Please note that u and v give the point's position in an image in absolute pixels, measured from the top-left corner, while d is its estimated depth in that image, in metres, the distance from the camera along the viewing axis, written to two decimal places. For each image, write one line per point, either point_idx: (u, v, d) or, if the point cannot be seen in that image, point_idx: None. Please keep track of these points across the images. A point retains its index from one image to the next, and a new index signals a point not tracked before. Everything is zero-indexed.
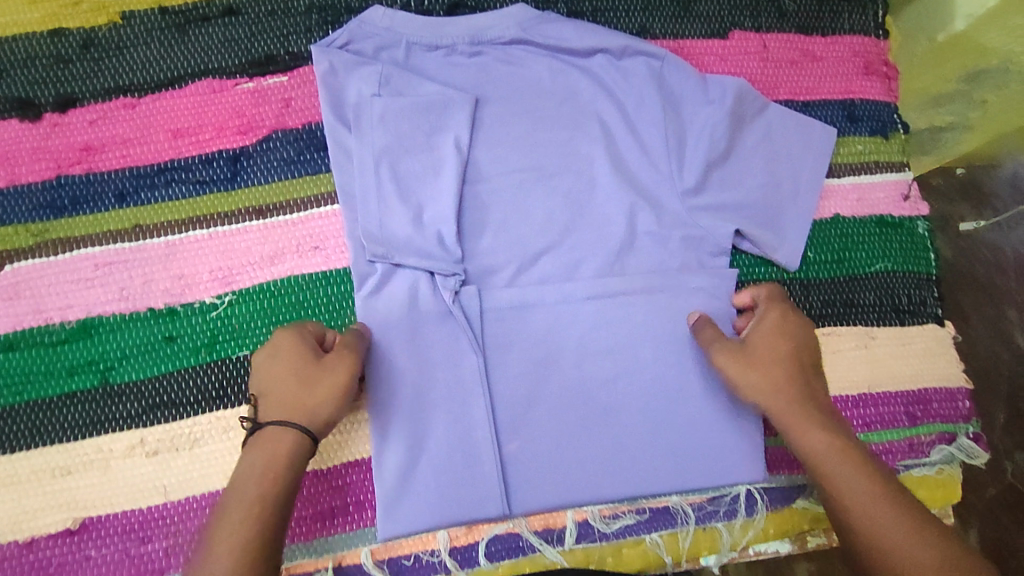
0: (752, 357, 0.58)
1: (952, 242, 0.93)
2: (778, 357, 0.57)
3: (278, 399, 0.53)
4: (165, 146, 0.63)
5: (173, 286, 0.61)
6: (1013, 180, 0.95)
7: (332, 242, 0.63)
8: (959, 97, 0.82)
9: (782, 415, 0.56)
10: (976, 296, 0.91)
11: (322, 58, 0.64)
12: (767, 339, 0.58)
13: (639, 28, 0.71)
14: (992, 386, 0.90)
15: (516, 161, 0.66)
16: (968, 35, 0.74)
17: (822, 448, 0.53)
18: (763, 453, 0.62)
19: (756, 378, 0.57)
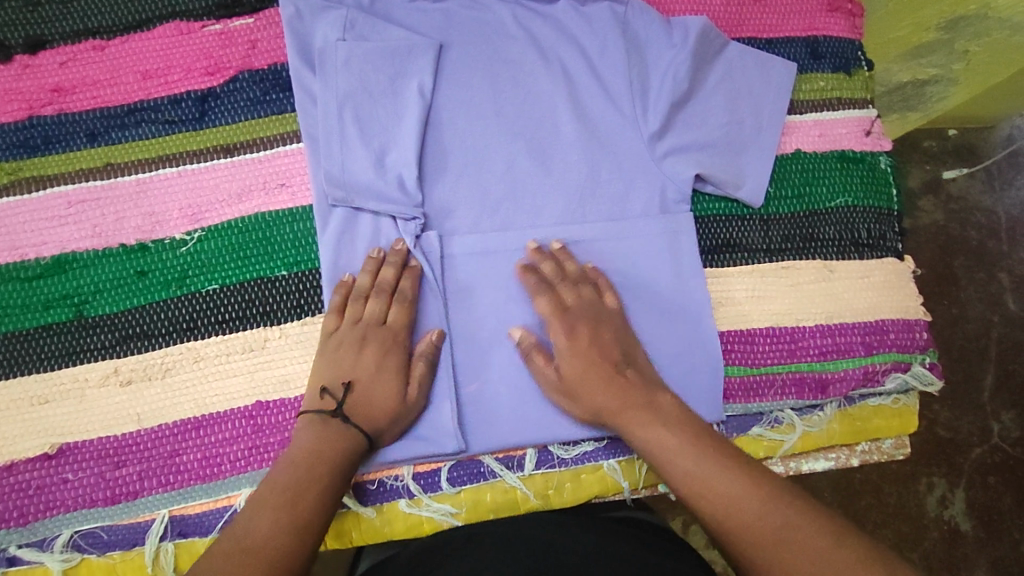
0: (579, 382, 0.59)
1: (944, 205, 1.09)
2: (580, 362, 0.59)
3: (366, 402, 0.58)
4: (135, 88, 0.65)
5: (143, 223, 0.63)
6: (1007, 140, 1.10)
7: (298, 179, 0.65)
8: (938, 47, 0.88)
9: (619, 419, 0.58)
10: (969, 261, 1.07)
11: (288, 2, 0.65)
12: (582, 346, 0.60)
13: None
14: (983, 349, 1.05)
15: (481, 103, 0.67)
16: None
17: (671, 445, 0.55)
18: (720, 389, 0.64)
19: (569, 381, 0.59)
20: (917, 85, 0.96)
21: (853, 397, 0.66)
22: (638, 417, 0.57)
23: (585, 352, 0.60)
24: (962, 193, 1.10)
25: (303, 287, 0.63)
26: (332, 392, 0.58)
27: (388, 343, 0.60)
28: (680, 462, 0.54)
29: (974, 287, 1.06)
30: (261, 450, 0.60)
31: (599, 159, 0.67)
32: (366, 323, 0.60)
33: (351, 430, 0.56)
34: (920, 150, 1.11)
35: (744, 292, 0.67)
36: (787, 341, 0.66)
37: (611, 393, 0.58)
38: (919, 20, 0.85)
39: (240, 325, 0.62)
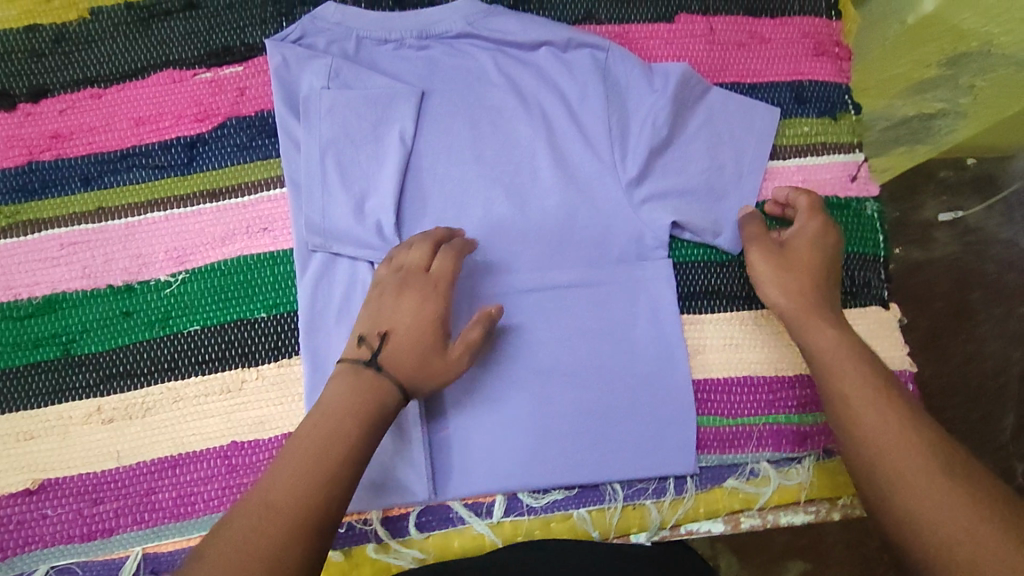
0: (779, 273, 0.62)
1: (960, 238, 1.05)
2: (801, 269, 0.62)
3: (401, 348, 0.56)
4: (128, 134, 0.67)
5: (131, 265, 0.65)
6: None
7: (280, 224, 0.67)
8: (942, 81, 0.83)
9: (797, 314, 0.60)
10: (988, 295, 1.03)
11: (275, 52, 0.67)
12: (794, 253, 0.63)
13: (584, 14, 0.72)
14: (1004, 387, 1.00)
15: (462, 149, 0.68)
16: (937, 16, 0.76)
17: (828, 346, 0.57)
18: (694, 445, 0.64)
19: (791, 276, 0.61)
20: (924, 118, 0.89)
21: (834, 449, 0.65)
22: (818, 320, 0.59)
23: (798, 257, 0.62)
24: (980, 225, 1.05)
25: (280, 329, 0.65)
26: (368, 339, 0.57)
27: (427, 289, 0.58)
28: (838, 366, 0.55)
29: (992, 323, 1.02)
30: (207, 493, 0.61)
31: (578, 205, 0.67)
32: (406, 273, 0.59)
33: (384, 381, 0.54)
34: (934, 181, 1.06)
35: (718, 340, 0.67)
36: (763, 392, 0.66)
37: (809, 292, 0.61)
38: (920, 57, 0.82)
39: (220, 365, 0.64)
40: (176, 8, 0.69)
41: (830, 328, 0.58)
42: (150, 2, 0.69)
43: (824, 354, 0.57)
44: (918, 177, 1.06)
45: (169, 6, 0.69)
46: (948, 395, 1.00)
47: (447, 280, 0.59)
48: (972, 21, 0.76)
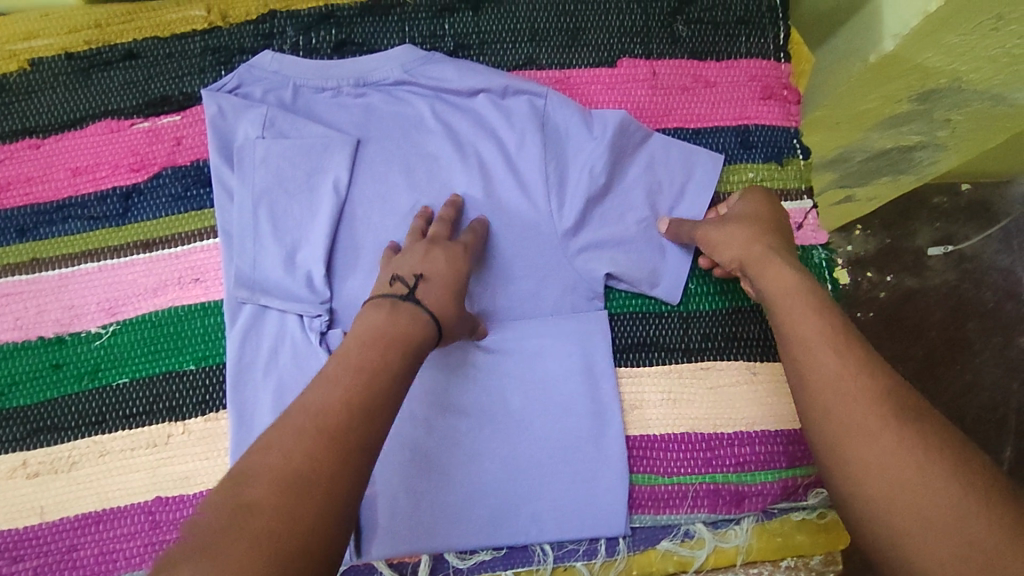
0: (729, 229, 0.62)
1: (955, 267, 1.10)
2: (753, 225, 0.62)
3: (435, 290, 0.58)
4: (65, 184, 0.68)
5: (63, 316, 0.65)
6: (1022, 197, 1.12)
7: (212, 274, 0.66)
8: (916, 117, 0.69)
9: (754, 263, 0.60)
10: (982, 324, 1.08)
11: (210, 102, 0.67)
12: (747, 213, 0.64)
13: (525, 58, 0.72)
14: (1002, 419, 1.04)
15: (398, 197, 0.68)
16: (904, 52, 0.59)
17: (784, 289, 0.57)
18: (625, 508, 0.63)
19: (736, 229, 0.62)
20: (903, 149, 0.79)
21: (773, 511, 0.64)
22: (771, 265, 0.59)
23: (749, 213, 0.64)
24: (977, 253, 1.10)
25: (210, 382, 0.64)
26: (403, 280, 0.58)
27: (458, 250, 0.62)
28: (789, 310, 0.56)
29: (990, 352, 1.06)
30: (127, 552, 0.60)
31: (512, 255, 0.66)
32: (433, 239, 0.63)
33: (422, 316, 0.56)
34: (930, 206, 1.12)
35: (656, 396, 0.66)
36: (701, 450, 0.65)
37: (764, 241, 0.61)
38: (889, 94, 0.65)
39: (147, 419, 0.63)
40: (115, 58, 0.69)
41: (791, 275, 0.58)
42: (90, 52, 0.69)
43: (802, 327, 0.54)
44: (914, 203, 1.11)
45: (109, 56, 0.69)
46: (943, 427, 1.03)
47: (473, 247, 0.64)
48: (937, 60, 0.59)
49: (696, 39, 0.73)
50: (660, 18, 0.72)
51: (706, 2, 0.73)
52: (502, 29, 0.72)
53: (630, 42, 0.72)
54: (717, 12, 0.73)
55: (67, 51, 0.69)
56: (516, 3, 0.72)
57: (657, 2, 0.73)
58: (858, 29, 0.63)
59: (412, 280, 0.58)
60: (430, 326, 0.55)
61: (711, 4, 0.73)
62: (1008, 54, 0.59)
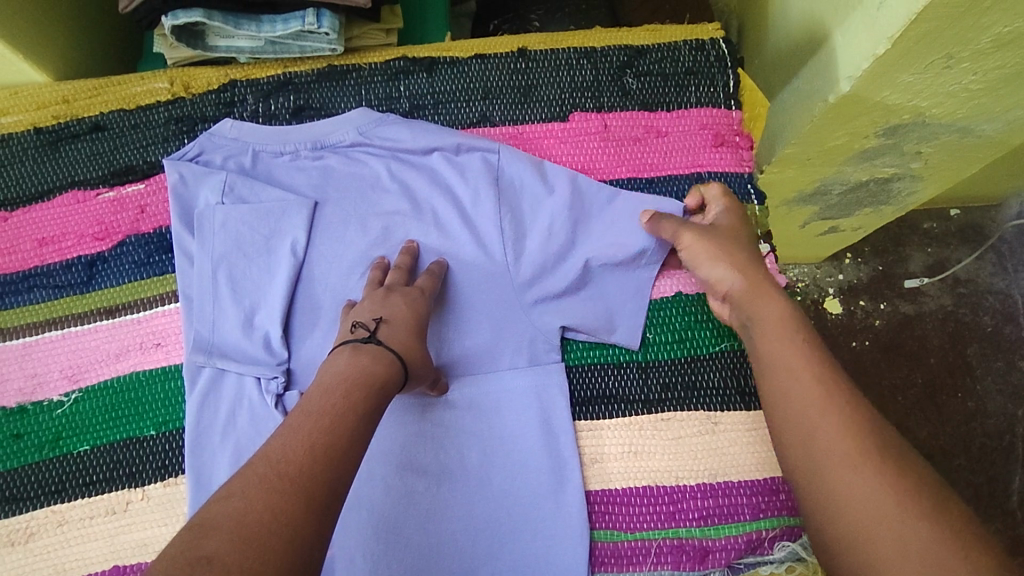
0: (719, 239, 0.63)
1: (952, 291, 1.15)
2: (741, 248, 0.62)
3: (396, 334, 0.58)
4: (32, 255, 0.70)
5: (26, 385, 0.66)
6: (1010, 220, 1.19)
7: (172, 339, 0.67)
8: (889, 151, 0.71)
9: (744, 293, 0.60)
10: (982, 348, 1.13)
11: (171, 170, 0.69)
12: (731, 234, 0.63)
13: (479, 116, 0.74)
14: (1011, 446, 1.07)
15: (354, 254, 0.69)
16: (862, 94, 0.59)
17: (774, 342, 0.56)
18: (587, 567, 0.61)
19: (728, 251, 0.62)
20: (879, 182, 0.81)
21: (739, 566, 0.63)
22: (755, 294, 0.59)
23: (734, 229, 0.64)
24: (973, 276, 1.16)
25: (168, 448, 0.64)
26: (362, 325, 0.58)
27: (414, 295, 0.63)
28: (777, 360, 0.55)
29: (991, 377, 1.11)
30: None
31: (468, 310, 0.66)
32: (390, 286, 0.63)
33: (382, 356, 0.55)
34: (920, 232, 1.19)
35: (617, 448, 0.65)
36: (664, 504, 0.63)
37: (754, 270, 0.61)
38: (853, 130, 0.65)
39: (107, 487, 0.63)
40: (82, 131, 0.72)
41: (768, 299, 0.58)
42: (58, 126, 0.72)
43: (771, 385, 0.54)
44: (906, 229, 1.18)
45: (76, 129, 0.72)
46: (950, 454, 1.07)
47: (432, 292, 0.64)
48: (896, 97, 0.59)
49: (646, 90, 0.74)
50: (610, 72, 0.75)
51: (655, 56, 0.75)
52: (455, 89, 0.74)
53: (581, 97, 0.74)
54: (666, 64, 0.75)
55: (36, 126, 0.72)
56: (468, 64, 0.74)
57: (606, 58, 0.75)
58: (816, 71, 0.64)
59: (373, 325, 0.59)
60: (398, 370, 0.56)
61: (659, 57, 0.75)
62: (966, 89, 0.59)
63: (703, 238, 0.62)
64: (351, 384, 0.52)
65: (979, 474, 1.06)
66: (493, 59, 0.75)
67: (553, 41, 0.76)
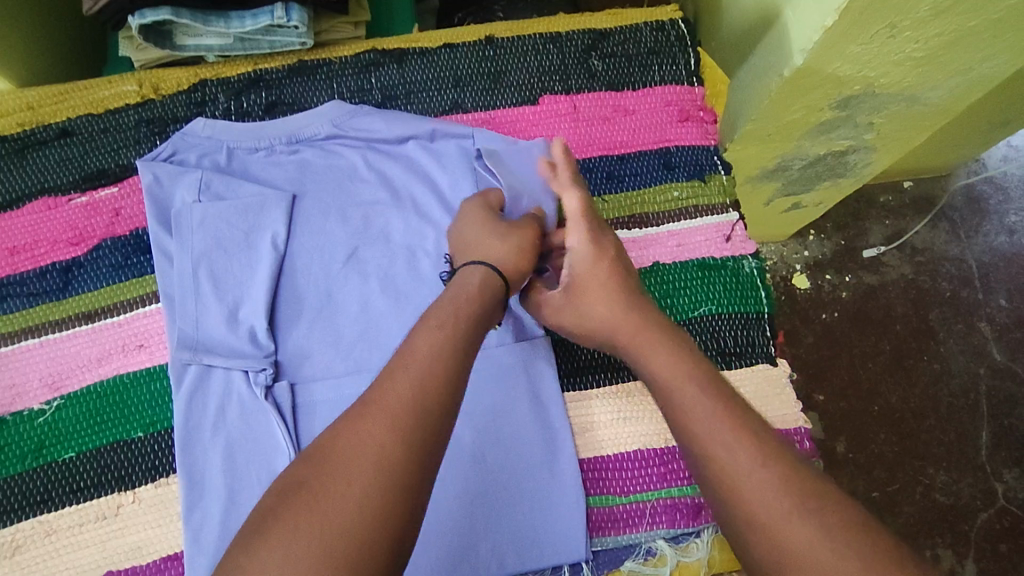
0: (579, 298, 0.61)
1: (911, 259, 1.21)
2: (605, 295, 0.60)
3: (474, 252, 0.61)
4: (4, 264, 0.68)
5: (4, 395, 0.64)
6: (956, 189, 1.25)
7: (156, 339, 0.67)
8: (843, 124, 0.75)
9: (629, 347, 0.57)
10: (942, 313, 1.18)
11: (146, 171, 0.69)
12: (590, 282, 0.61)
13: (452, 103, 0.75)
14: (976, 404, 1.13)
15: (335, 244, 0.69)
16: (815, 67, 0.63)
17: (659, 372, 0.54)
18: (586, 533, 0.62)
19: (591, 314, 0.60)
20: (836, 156, 0.84)
21: None
22: (608, 293, 0.60)
23: (590, 278, 0.61)
24: (929, 245, 1.22)
25: (158, 448, 0.63)
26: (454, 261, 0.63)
27: None
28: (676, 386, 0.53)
29: (953, 340, 1.16)
30: None
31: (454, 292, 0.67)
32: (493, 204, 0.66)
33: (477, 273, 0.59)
34: (877, 205, 1.24)
35: (607, 416, 0.67)
36: (656, 465, 0.65)
37: (623, 317, 0.58)
38: (810, 102, 0.69)
39: (95, 493, 0.62)
40: (50, 137, 0.72)
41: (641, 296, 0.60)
42: (24, 133, 0.71)
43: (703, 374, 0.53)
44: (864, 203, 1.24)
45: (43, 136, 0.72)
46: (921, 415, 1.12)
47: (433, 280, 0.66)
48: (846, 68, 0.63)
49: (612, 72, 0.77)
50: (576, 56, 0.77)
51: (618, 38, 0.78)
52: (427, 79, 0.76)
53: (550, 80, 0.76)
54: (629, 45, 0.77)
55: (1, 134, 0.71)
56: (436, 53, 0.76)
57: (571, 42, 0.77)
58: (769, 47, 0.67)
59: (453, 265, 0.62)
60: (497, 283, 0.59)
61: (622, 39, 0.78)
62: (910, 58, 0.62)
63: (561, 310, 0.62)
64: (460, 300, 0.55)
65: (949, 432, 1.11)
66: (461, 48, 0.76)
67: (519, 28, 0.78)
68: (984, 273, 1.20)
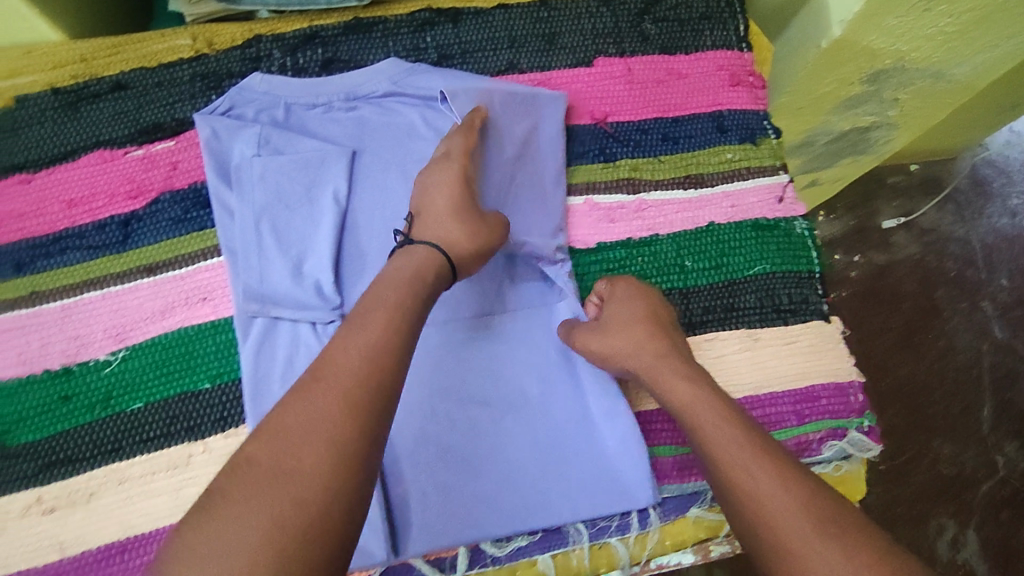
0: (610, 329, 0.62)
1: (918, 239, 1.24)
2: (639, 331, 0.62)
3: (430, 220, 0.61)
4: (61, 217, 0.68)
5: (69, 347, 0.64)
6: (963, 170, 1.28)
7: (219, 292, 0.66)
8: (868, 99, 0.77)
9: (648, 374, 0.60)
10: (949, 291, 1.21)
11: (203, 125, 0.68)
12: (624, 319, 0.63)
13: (507, 64, 0.76)
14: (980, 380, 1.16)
15: (396, 201, 0.70)
16: (850, 39, 0.64)
17: (687, 399, 0.56)
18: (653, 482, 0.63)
19: (620, 342, 0.61)
20: (861, 131, 0.85)
21: None
22: (622, 322, 0.62)
23: (630, 314, 0.63)
24: (935, 226, 1.25)
25: (226, 399, 0.64)
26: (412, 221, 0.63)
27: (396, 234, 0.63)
28: (703, 413, 0.54)
29: (958, 317, 1.20)
30: None
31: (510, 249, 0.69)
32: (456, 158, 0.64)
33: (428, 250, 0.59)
34: (887, 186, 1.26)
35: None
36: None
37: (654, 348, 0.61)
38: (841, 76, 0.70)
39: (165, 443, 0.62)
40: (104, 90, 0.71)
41: (636, 300, 0.64)
42: (77, 86, 0.71)
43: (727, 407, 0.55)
44: (875, 184, 1.26)
45: (97, 88, 0.71)
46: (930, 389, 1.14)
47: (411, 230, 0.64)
48: (881, 40, 0.64)
49: (664, 36, 0.78)
50: (629, 19, 0.78)
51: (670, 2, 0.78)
52: (482, 39, 0.76)
53: (604, 43, 0.77)
54: (681, 10, 0.78)
55: (54, 87, 0.70)
56: (492, 14, 0.76)
57: (624, 5, 0.78)
58: (808, 18, 0.68)
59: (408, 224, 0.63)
60: (449, 267, 0.59)
61: (675, 3, 0.78)
62: (942, 31, 0.63)
63: (588, 332, 0.63)
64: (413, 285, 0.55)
65: (955, 406, 1.14)
66: (516, 9, 0.77)
67: None
68: (987, 254, 1.24)
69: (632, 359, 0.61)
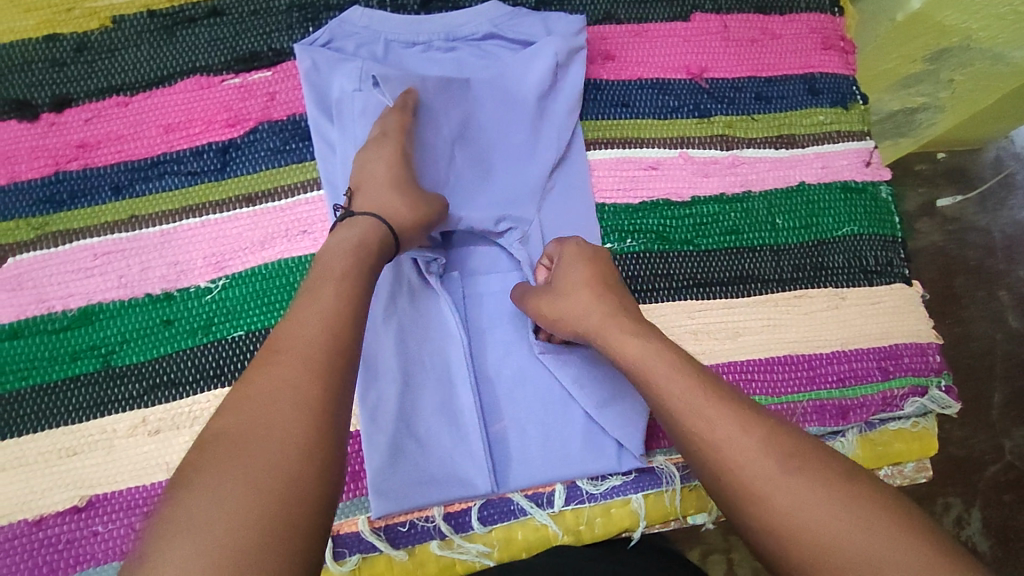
0: (558, 293, 0.60)
1: None
2: (586, 292, 0.59)
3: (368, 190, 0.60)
4: (157, 141, 0.67)
5: (169, 272, 0.64)
6: None
7: (318, 225, 0.66)
8: (926, 78, 0.77)
9: (597, 336, 0.57)
10: None
11: (304, 56, 0.67)
12: (572, 279, 0.60)
13: (605, 14, 0.75)
14: None
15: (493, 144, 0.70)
16: (926, 13, 0.67)
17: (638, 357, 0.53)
18: None
19: (567, 304, 0.59)
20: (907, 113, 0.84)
21: (873, 422, 0.68)
22: (571, 285, 0.60)
23: (580, 276, 0.60)
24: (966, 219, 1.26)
25: None
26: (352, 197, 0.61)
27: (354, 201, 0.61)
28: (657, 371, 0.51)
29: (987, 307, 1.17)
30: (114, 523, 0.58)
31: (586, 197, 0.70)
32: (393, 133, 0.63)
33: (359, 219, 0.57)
34: None
35: (757, 323, 0.69)
36: (804, 369, 0.68)
37: (602, 309, 0.57)
38: (907, 53, 0.73)
39: None
40: (199, 15, 0.70)
41: (579, 263, 0.61)
42: (173, 10, 0.69)
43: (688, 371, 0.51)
44: None
45: (193, 13, 0.69)
46: None
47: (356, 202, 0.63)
48: (954, 17, 0.66)
49: None
50: None
51: None
52: None
53: None
54: None
55: (149, 9, 0.69)
56: None
57: None
58: None
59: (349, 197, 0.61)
60: (392, 238, 0.57)
61: None
62: (1014, 12, 0.64)
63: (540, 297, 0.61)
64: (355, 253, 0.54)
65: None
66: None
67: None
68: (1007, 243, 1.11)
69: (582, 322, 0.58)
